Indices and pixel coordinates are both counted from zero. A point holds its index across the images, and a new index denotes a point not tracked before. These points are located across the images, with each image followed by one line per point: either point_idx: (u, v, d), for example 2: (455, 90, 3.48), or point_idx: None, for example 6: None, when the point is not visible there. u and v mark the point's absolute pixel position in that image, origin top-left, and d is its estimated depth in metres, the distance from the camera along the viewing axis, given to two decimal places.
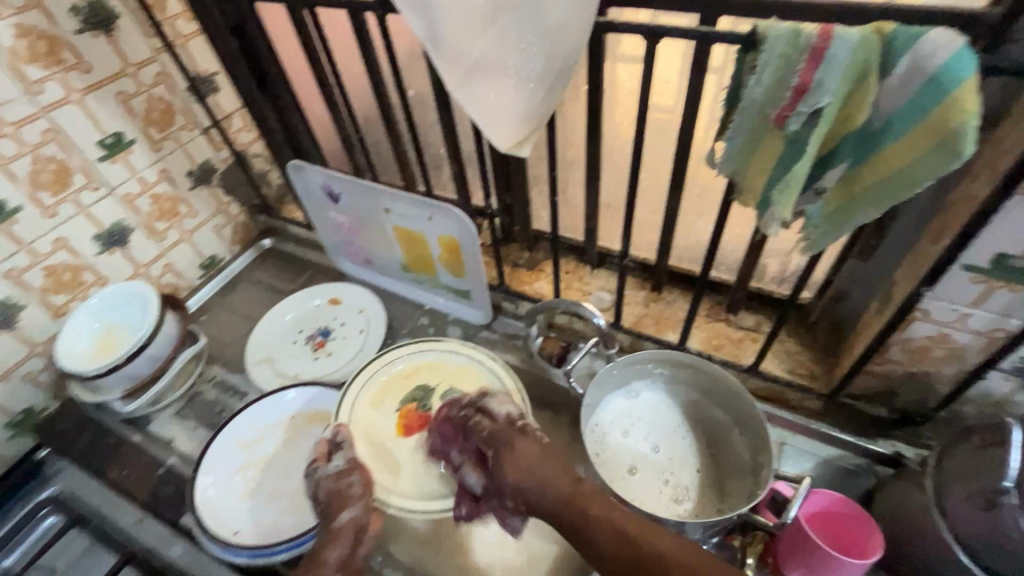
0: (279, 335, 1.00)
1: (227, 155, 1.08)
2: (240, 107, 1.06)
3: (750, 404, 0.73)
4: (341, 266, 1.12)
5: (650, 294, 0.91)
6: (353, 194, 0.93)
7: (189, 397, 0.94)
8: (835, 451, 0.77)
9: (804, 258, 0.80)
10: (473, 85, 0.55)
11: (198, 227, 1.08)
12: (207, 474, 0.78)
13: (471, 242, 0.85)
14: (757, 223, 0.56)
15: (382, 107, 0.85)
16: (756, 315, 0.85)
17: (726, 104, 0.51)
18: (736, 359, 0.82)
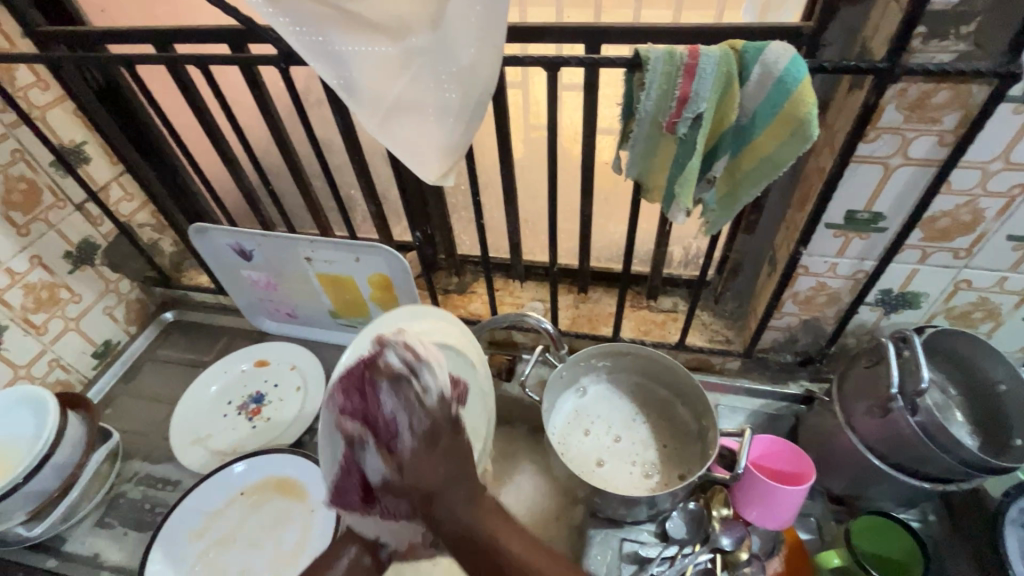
0: (207, 412, 0.93)
1: (109, 229, 0.98)
2: (118, 175, 0.97)
3: (687, 377, 0.81)
4: (263, 327, 1.06)
5: (578, 296, 0.97)
6: (268, 249, 0.89)
7: (109, 501, 0.83)
8: (760, 401, 0.88)
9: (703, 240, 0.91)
10: (393, 126, 0.57)
11: (85, 312, 0.96)
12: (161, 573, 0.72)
13: (403, 276, 0.86)
14: (665, 214, 0.64)
15: (288, 156, 0.84)
16: (672, 297, 0.95)
17: (624, 118, 0.59)
18: (664, 339, 0.91)
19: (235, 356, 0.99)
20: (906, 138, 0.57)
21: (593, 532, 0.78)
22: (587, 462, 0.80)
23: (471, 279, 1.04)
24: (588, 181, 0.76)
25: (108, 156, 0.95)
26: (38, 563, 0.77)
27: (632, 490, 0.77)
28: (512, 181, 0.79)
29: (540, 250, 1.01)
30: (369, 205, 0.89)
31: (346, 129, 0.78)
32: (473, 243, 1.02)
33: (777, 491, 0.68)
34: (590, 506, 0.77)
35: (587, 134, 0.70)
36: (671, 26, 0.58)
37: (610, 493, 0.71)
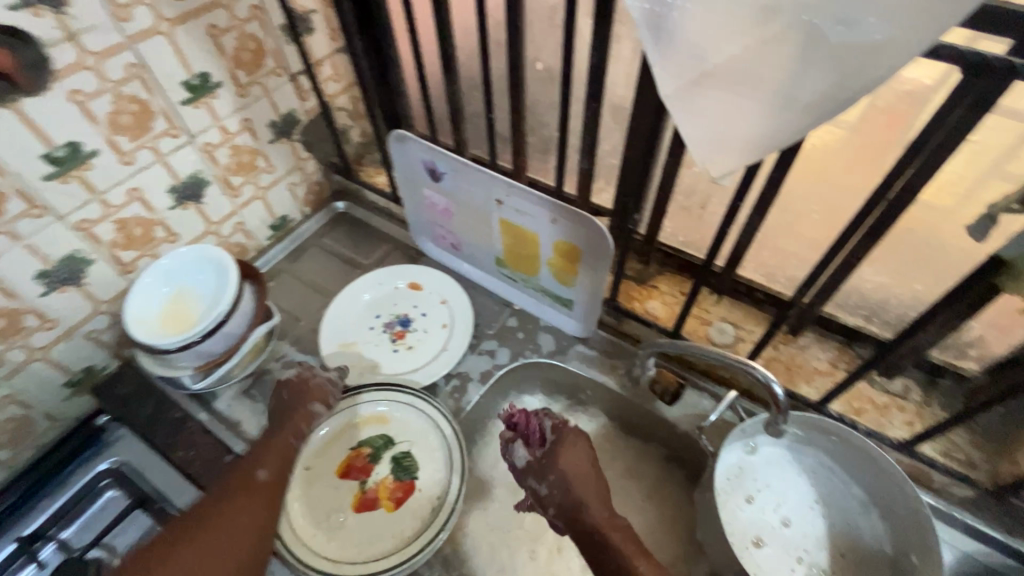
0: (356, 318, 0.92)
1: (312, 106, 0.96)
2: (333, 53, 0.93)
3: (912, 499, 0.63)
4: (424, 247, 1.01)
5: (782, 336, 0.80)
6: (461, 177, 0.81)
7: (257, 374, 0.87)
8: (978, 546, 0.68)
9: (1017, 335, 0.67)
10: (701, 97, 0.43)
11: (274, 184, 0.97)
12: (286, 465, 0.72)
13: (597, 254, 0.74)
14: None
15: (516, 82, 0.72)
16: (906, 379, 0.75)
17: None
18: (881, 429, 0.72)
19: (397, 270, 0.96)
20: None
21: None
22: (738, 536, 0.69)
23: (654, 272, 0.90)
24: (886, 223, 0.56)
25: (330, 31, 0.90)
26: (191, 412, 0.82)
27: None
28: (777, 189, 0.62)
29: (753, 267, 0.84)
30: (582, 160, 0.77)
31: (598, 69, 0.63)
32: (673, 231, 0.87)
33: None
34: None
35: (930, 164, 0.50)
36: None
37: None
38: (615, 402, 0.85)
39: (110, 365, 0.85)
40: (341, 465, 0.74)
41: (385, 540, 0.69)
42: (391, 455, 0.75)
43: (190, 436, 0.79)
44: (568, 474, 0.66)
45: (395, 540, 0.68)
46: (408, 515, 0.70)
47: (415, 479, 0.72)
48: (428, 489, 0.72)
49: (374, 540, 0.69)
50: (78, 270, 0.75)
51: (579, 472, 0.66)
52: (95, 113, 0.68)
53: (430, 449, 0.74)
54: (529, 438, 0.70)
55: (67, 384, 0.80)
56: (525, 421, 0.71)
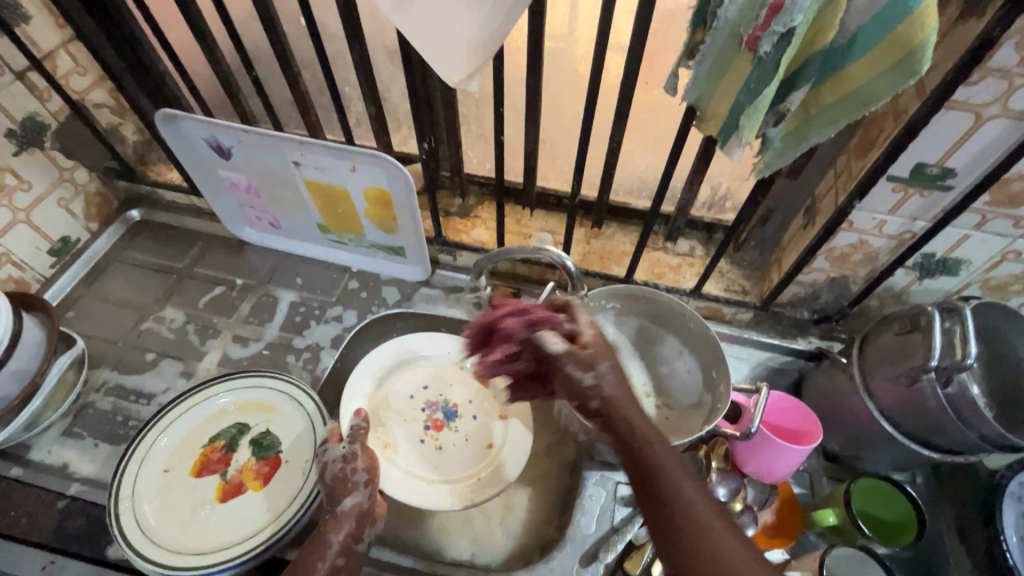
0: (404, 382, 0.80)
1: (59, 107, 0.84)
2: (66, 42, 0.81)
3: (703, 328, 0.77)
4: (242, 235, 0.96)
5: (591, 231, 0.90)
6: (250, 147, 0.78)
7: (77, 411, 0.78)
8: (765, 354, 0.84)
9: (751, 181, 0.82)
10: (416, 5, 0.47)
11: (37, 202, 0.85)
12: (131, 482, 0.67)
13: (404, 191, 0.76)
14: (719, 147, 0.56)
15: (274, 36, 0.70)
16: (690, 240, 0.89)
17: (693, 25, 0.49)
18: (677, 284, 0.86)
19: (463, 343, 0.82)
20: (1013, 83, 0.50)
21: (590, 474, 0.76)
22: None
23: (475, 204, 0.95)
24: (623, 104, 0.66)
25: (53, 16, 0.79)
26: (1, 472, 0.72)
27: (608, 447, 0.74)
28: (537, 95, 0.68)
29: (555, 178, 0.92)
30: (368, 106, 0.77)
31: (347, 9, 0.64)
32: (480, 161, 0.92)
33: (784, 450, 0.67)
34: (587, 449, 0.75)
35: (634, 45, 0.59)
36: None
37: None
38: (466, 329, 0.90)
39: None
40: (195, 464, 0.71)
41: (258, 518, 0.67)
42: (248, 440, 0.73)
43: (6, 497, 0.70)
44: (614, 377, 0.50)
45: (270, 512, 0.67)
46: (277, 487, 0.69)
47: (279, 453, 0.71)
48: (293, 457, 0.71)
49: (246, 522, 0.67)
50: None
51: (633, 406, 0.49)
52: None
53: (287, 422, 0.74)
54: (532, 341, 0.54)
55: None
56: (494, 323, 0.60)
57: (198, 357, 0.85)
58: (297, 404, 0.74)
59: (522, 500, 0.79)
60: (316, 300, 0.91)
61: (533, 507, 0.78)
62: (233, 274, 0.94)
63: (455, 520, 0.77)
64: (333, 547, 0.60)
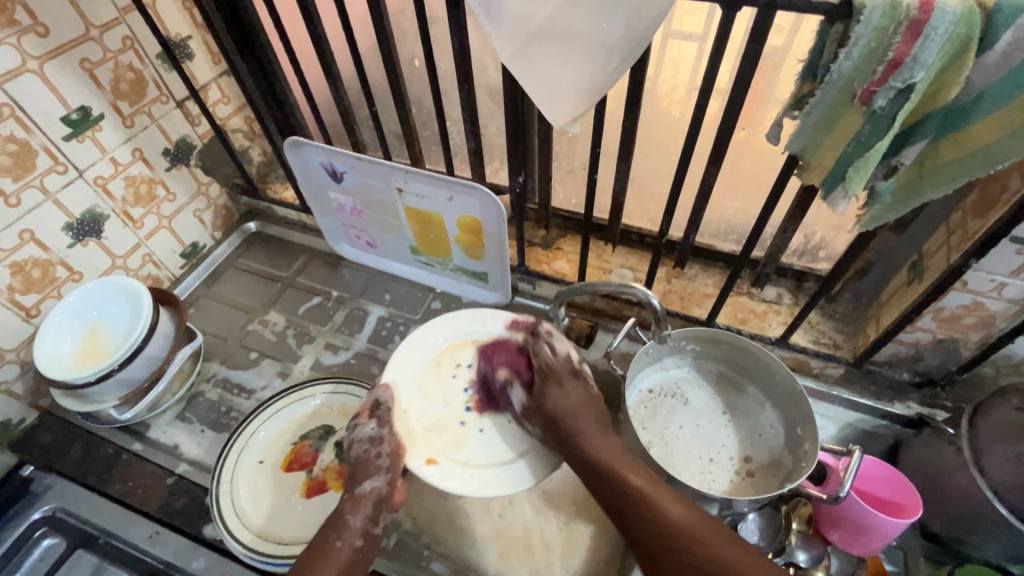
0: (436, 359, 0.72)
1: (205, 131, 0.97)
2: (218, 77, 0.95)
3: (789, 380, 0.74)
4: (341, 251, 1.04)
5: (673, 271, 0.90)
6: (361, 173, 0.86)
7: (189, 398, 0.87)
8: (856, 416, 0.80)
9: (845, 231, 0.79)
10: (532, 56, 0.51)
11: (177, 212, 0.97)
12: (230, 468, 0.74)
13: (495, 220, 0.81)
14: (822, 196, 0.56)
15: (393, 78, 0.77)
16: (778, 287, 0.86)
17: (802, 79, 0.50)
18: (762, 331, 0.84)
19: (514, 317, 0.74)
20: None
21: None
22: (652, 440, 0.76)
23: (557, 236, 0.98)
24: (720, 148, 0.66)
25: (211, 55, 0.92)
26: (124, 445, 0.81)
27: (667, 459, 0.74)
28: (632, 137, 0.71)
29: (638, 215, 0.93)
30: (468, 140, 0.83)
31: (462, 54, 0.70)
32: (566, 196, 0.95)
33: (878, 520, 0.62)
34: None
35: (735, 95, 0.60)
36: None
37: (685, 486, 0.67)
38: None
39: (28, 418, 0.84)
40: (285, 458, 0.77)
41: None
42: (333, 442, 0.78)
43: (126, 468, 0.79)
44: (557, 390, 0.64)
45: None
46: None
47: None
48: None
49: (326, 520, 0.71)
50: None
51: (581, 406, 0.63)
52: None
53: None
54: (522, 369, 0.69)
55: None
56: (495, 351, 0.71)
57: (294, 359, 0.92)
58: None
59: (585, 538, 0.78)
60: (401, 317, 0.97)
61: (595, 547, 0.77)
62: (330, 286, 1.02)
63: (517, 546, 0.77)
64: (355, 529, 0.61)
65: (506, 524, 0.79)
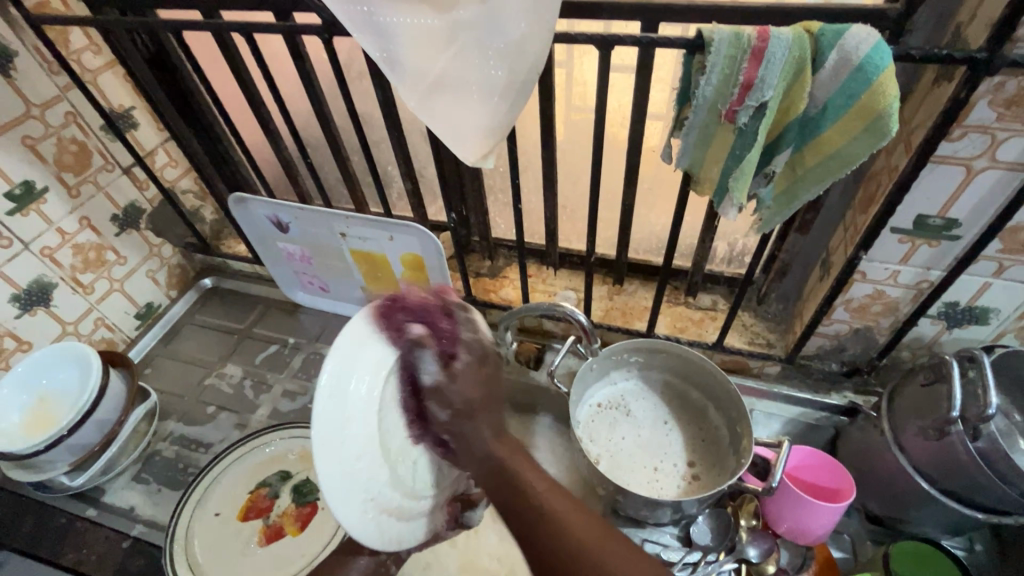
0: None
1: (154, 194, 1.00)
2: (164, 142, 0.98)
3: (724, 381, 0.77)
4: (296, 299, 1.06)
5: (613, 288, 0.94)
6: (305, 222, 0.89)
7: (145, 458, 0.87)
8: (799, 410, 0.83)
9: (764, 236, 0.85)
10: (434, 102, 0.56)
11: (129, 274, 0.99)
12: (186, 522, 0.74)
13: (435, 255, 0.84)
14: (716, 207, 0.60)
15: (327, 131, 0.82)
16: (712, 295, 0.91)
17: (679, 104, 0.55)
18: (700, 338, 0.87)
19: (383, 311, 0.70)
20: (995, 138, 0.52)
21: (614, 530, 0.75)
22: (599, 453, 0.79)
23: (503, 264, 1.02)
24: (631, 170, 0.72)
25: (156, 122, 0.96)
26: (78, 512, 0.81)
27: (611, 469, 0.77)
28: (552, 166, 0.76)
29: (577, 238, 0.98)
30: (405, 182, 0.88)
31: (387, 104, 0.75)
32: (508, 226, 1.01)
33: (814, 506, 0.65)
34: (611, 504, 0.75)
35: (635, 121, 0.66)
36: (751, 6, 0.53)
37: (633, 494, 0.68)
38: None
39: None
40: (242, 508, 0.77)
41: (294, 562, 0.72)
42: (291, 486, 0.79)
43: (79, 536, 0.78)
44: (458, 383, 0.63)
45: (304, 558, 0.71)
46: (312, 534, 0.74)
47: (316, 501, 0.77)
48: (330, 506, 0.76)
49: (284, 566, 0.71)
50: None
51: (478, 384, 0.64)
52: None
53: None
54: (441, 347, 0.64)
55: None
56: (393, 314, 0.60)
57: (252, 410, 0.93)
58: None
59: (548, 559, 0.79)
60: None
61: None
62: (287, 334, 1.04)
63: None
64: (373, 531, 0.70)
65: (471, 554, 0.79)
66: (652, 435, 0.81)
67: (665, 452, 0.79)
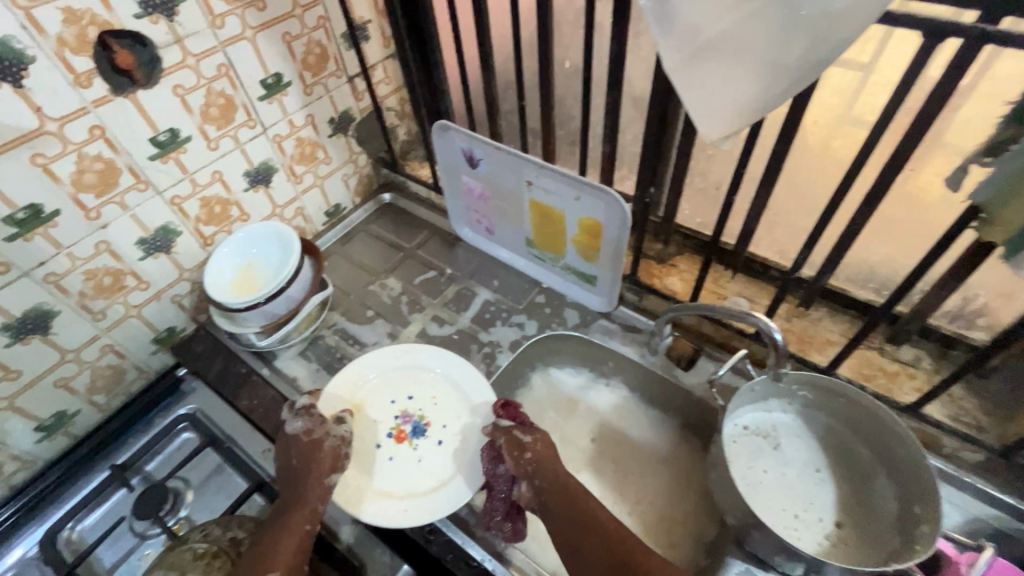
0: (377, 389, 0.88)
1: (365, 106, 1.08)
2: (385, 59, 1.04)
3: (915, 451, 0.66)
4: (460, 233, 1.10)
5: (795, 309, 0.85)
6: (496, 162, 0.90)
7: (311, 339, 0.98)
8: (992, 511, 0.68)
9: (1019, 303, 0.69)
10: (699, 67, 0.51)
11: (330, 174, 1.09)
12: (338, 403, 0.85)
13: (618, 227, 0.81)
14: (1006, 256, 0.50)
15: (546, 77, 0.80)
16: (916, 349, 0.78)
17: (1008, 124, 0.45)
18: (890, 393, 0.76)
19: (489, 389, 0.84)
20: None
21: (733, 559, 0.71)
22: (737, 476, 0.73)
23: (674, 252, 0.97)
24: (883, 187, 0.61)
25: (383, 39, 1.02)
26: (255, 368, 0.93)
27: (752, 498, 0.71)
28: (782, 162, 0.67)
29: (766, 245, 0.89)
30: (604, 145, 0.84)
31: (617, 60, 0.71)
32: (691, 213, 0.95)
33: None
34: (737, 535, 0.70)
35: (916, 132, 0.55)
36: None
37: (773, 535, 0.63)
38: (634, 369, 0.90)
39: (188, 327, 0.98)
40: (384, 409, 0.86)
41: (421, 473, 0.79)
42: (428, 403, 0.86)
43: (254, 388, 0.91)
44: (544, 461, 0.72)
45: (430, 473, 0.79)
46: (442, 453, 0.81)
47: (445, 423, 0.84)
48: (459, 433, 0.83)
49: (412, 472, 0.80)
50: (169, 240, 0.89)
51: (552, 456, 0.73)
52: (191, 105, 0.82)
53: (460, 401, 0.86)
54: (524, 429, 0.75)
55: (153, 340, 0.94)
56: (504, 406, 0.79)
57: (404, 324, 1.00)
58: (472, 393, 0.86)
59: None
60: (506, 304, 1.01)
61: None
62: (446, 263, 1.09)
63: None
64: (311, 508, 0.69)
65: None
66: (801, 479, 0.74)
67: (813, 501, 0.72)
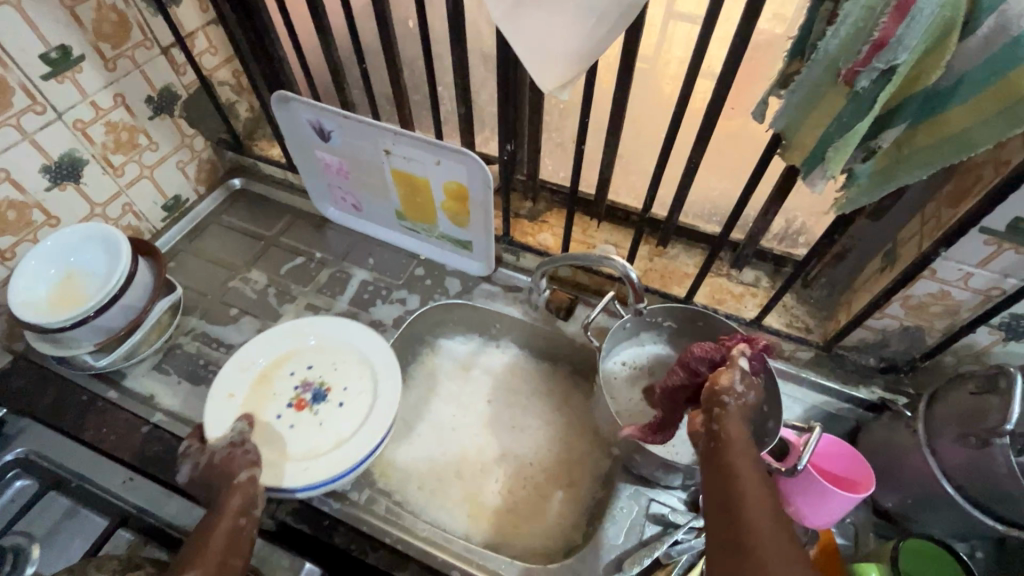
0: (272, 363, 0.82)
1: (190, 81, 0.95)
2: (205, 25, 0.92)
3: (758, 358, 0.75)
4: (326, 214, 1.03)
5: (656, 249, 0.91)
6: (349, 132, 0.85)
7: (167, 350, 0.87)
8: (823, 398, 0.81)
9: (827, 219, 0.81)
10: (523, 15, 0.51)
11: (160, 162, 0.96)
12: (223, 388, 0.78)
13: (482, 188, 0.81)
14: (801, 176, 0.56)
15: (385, 36, 0.76)
16: (756, 270, 0.88)
17: (791, 57, 0.50)
18: (737, 312, 0.85)
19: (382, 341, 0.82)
20: None
21: (623, 485, 0.77)
22: (620, 409, 0.79)
23: (544, 209, 0.99)
24: (709, 125, 0.67)
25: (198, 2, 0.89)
26: (99, 392, 0.81)
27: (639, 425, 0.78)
28: (623, 109, 0.70)
29: (626, 192, 0.94)
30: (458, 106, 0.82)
31: (454, 14, 0.69)
32: (555, 169, 0.98)
33: (833, 493, 0.65)
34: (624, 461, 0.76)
35: (727, 72, 0.60)
36: None
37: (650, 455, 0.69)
38: (521, 328, 0.92)
39: (1, 360, 0.83)
40: (276, 388, 0.80)
41: (321, 444, 0.74)
42: (325, 375, 0.81)
43: (101, 415, 0.79)
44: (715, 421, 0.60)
45: (330, 441, 0.75)
46: (342, 420, 0.77)
47: (345, 391, 0.79)
48: (358, 400, 0.78)
49: (311, 445, 0.74)
50: None
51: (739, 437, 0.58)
52: None
53: (358, 370, 0.81)
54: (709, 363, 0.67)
55: None
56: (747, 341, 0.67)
57: (274, 318, 0.92)
58: (367, 359, 0.82)
59: (553, 500, 0.82)
60: (384, 282, 0.97)
61: (562, 511, 0.81)
62: (314, 248, 1.01)
63: (486, 511, 0.81)
64: (235, 505, 0.62)
65: (475, 487, 0.83)
66: None
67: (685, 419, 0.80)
